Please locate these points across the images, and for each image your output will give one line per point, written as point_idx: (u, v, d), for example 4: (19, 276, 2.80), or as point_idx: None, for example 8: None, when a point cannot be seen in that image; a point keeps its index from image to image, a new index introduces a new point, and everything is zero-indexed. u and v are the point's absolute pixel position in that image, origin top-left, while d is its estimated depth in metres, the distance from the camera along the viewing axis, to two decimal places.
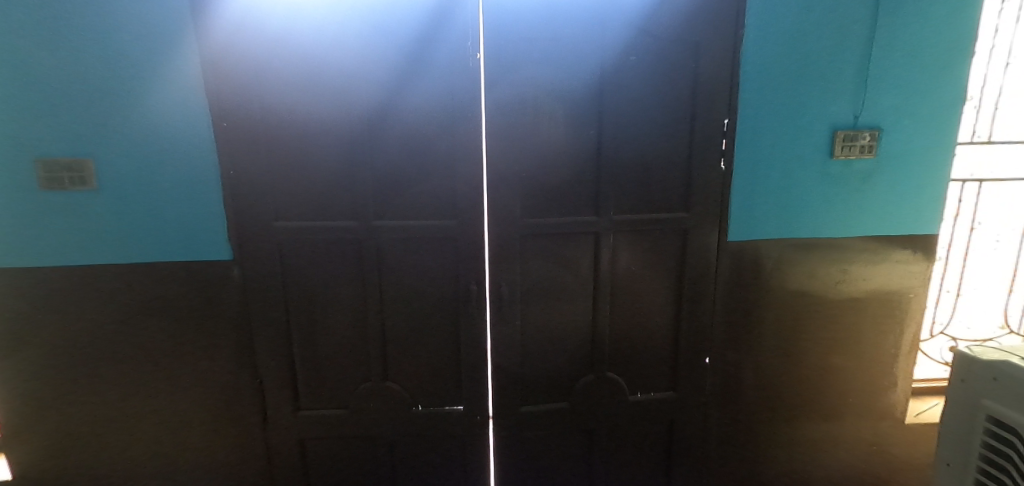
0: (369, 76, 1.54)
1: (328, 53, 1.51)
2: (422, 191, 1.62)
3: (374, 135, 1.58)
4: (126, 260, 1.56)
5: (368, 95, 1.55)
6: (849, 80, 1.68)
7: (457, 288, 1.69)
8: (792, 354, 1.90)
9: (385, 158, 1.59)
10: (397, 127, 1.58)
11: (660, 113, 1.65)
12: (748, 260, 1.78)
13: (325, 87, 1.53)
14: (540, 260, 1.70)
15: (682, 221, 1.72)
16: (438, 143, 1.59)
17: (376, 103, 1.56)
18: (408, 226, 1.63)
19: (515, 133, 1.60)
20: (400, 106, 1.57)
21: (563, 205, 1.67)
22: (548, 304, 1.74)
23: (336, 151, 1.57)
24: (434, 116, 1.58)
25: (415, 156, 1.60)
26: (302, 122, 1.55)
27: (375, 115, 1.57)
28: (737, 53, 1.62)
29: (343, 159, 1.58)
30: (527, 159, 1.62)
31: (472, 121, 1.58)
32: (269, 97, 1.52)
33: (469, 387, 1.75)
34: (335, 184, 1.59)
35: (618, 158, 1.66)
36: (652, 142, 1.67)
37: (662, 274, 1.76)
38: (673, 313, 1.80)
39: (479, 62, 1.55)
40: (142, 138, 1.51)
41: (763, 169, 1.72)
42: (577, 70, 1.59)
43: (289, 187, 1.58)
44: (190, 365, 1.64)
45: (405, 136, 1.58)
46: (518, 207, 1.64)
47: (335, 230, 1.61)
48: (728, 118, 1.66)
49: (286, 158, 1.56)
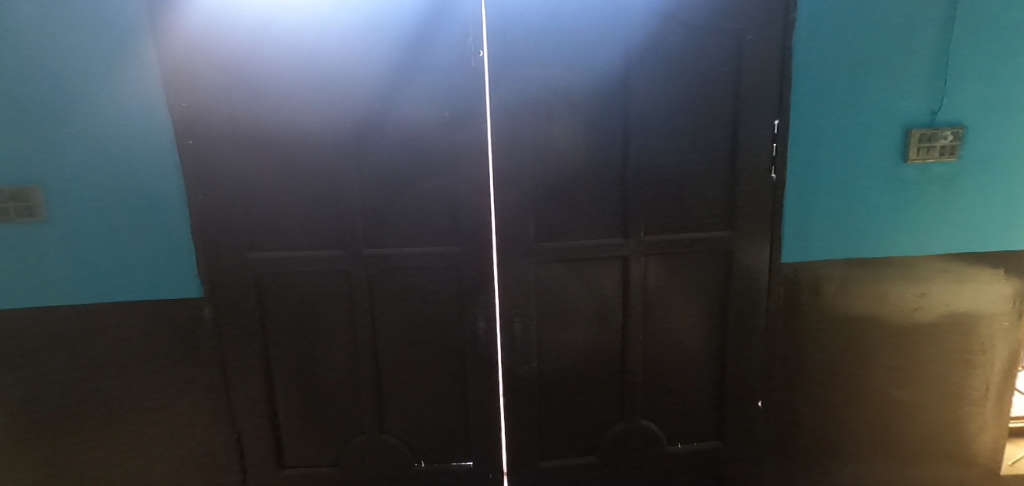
0: (355, 83, 1.32)
1: (307, 56, 1.30)
2: (421, 213, 1.39)
3: (362, 151, 1.36)
4: (83, 301, 1.36)
5: (354, 104, 1.33)
6: (925, 70, 1.41)
7: (464, 326, 1.45)
8: (862, 394, 1.60)
9: (376, 175, 1.37)
10: (389, 140, 1.35)
11: (698, 116, 1.40)
12: (807, 285, 1.50)
13: (304, 97, 1.32)
14: (559, 289, 1.45)
15: (726, 241, 1.46)
16: (438, 157, 1.36)
17: (364, 114, 1.34)
18: (405, 255, 1.40)
19: (527, 143, 1.36)
20: (393, 117, 1.34)
21: (585, 226, 1.42)
22: (570, 341, 1.48)
23: (318, 170, 1.36)
24: (432, 126, 1.35)
25: (410, 172, 1.37)
26: (278, 137, 1.33)
27: (363, 128, 1.34)
28: (788, 42, 1.37)
29: (326, 179, 1.36)
30: (541, 172, 1.38)
31: (477, 131, 1.35)
32: (240, 109, 1.31)
33: (479, 440, 1.50)
34: (317, 208, 1.37)
35: (649, 169, 1.41)
36: (689, 150, 1.41)
37: (704, 303, 1.50)
38: (718, 348, 1.53)
39: (483, 60, 1.32)
40: (99, 159, 1.31)
41: (822, 177, 1.45)
42: (599, 63, 1.35)
43: (266, 213, 1.37)
44: (157, 419, 1.43)
45: (398, 149, 1.36)
46: (532, 228, 1.40)
47: (319, 260, 1.39)
48: (777, 119, 1.41)
49: (263, 180, 1.35)
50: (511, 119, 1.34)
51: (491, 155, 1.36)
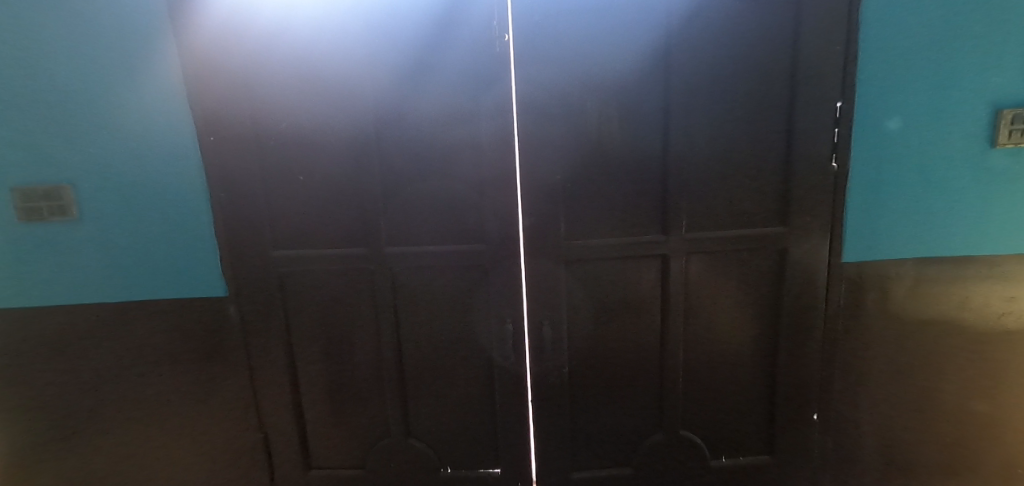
0: (375, 74, 1.25)
1: (325, 46, 1.24)
2: (445, 210, 1.32)
3: (383, 145, 1.29)
4: (114, 299, 1.37)
5: (374, 96, 1.26)
6: (1022, 40, 1.22)
7: (491, 328, 1.37)
8: (940, 410, 1.41)
9: (398, 170, 1.31)
10: (411, 133, 1.28)
11: (749, 99, 1.26)
12: (872, 287, 1.35)
13: (323, 90, 1.26)
14: (592, 290, 1.35)
15: (778, 239, 1.32)
16: (462, 151, 1.28)
17: (385, 106, 1.27)
18: (429, 253, 1.34)
19: (557, 134, 1.27)
20: (415, 108, 1.27)
21: (620, 223, 1.31)
22: (604, 346, 1.39)
23: (338, 165, 1.30)
24: (456, 117, 1.27)
25: (433, 167, 1.30)
26: (297, 132, 1.28)
27: (384, 121, 1.28)
28: (854, 13, 1.21)
29: (347, 174, 1.31)
30: (572, 165, 1.28)
31: (503, 122, 1.26)
32: (259, 104, 1.27)
33: (507, 447, 1.44)
34: (339, 205, 1.33)
35: (692, 159, 1.29)
36: (738, 137, 1.28)
37: (753, 307, 1.36)
38: (769, 356, 1.39)
39: (510, 44, 1.23)
40: (125, 158, 1.31)
41: (892, 166, 1.29)
42: (636, 44, 1.23)
43: (288, 210, 1.33)
44: (188, 416, 1.44)
45: (420, 143, 1.29)
46: (563, 225, 1.31)
47: (342, 259, 1.35)
48: (840, 101, 1.25)
49: (283, 176, 1.31)
50: (539, 108, 1.25)
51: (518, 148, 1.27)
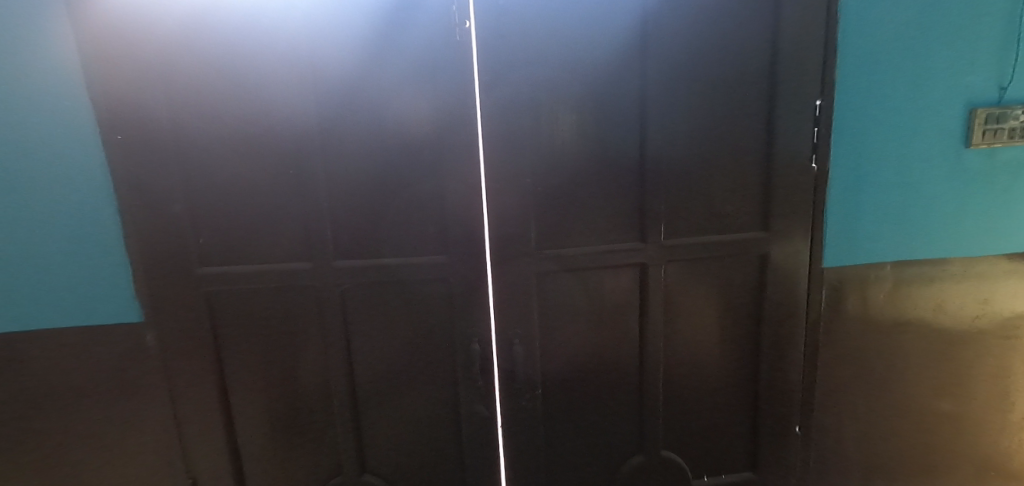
0: (316, 62, 1.09)
1: (257, 29, 1.07)
2: (401, 217, 1.17)
3: (328, 145, 1.13)
4: (10, 327, 1.17)
5: (316, 88, 1.10)
6: (995, 38, 1.20)
7: (454, 348, 1.24)
8: (917, 417, 1.38)
9: (345, 173, 1.14)
10: (359, 131, 1.13)
11: (728, 96, 1.18)
12: (851, 293, 1.30)
13: (255, 80, 1.09)
14: (566, 304, 1.24)
15: (758, 244, 1.25)
16: (419, 150, 1.14)
17: (329, 100, 1.11)
18: (383, 267, 1.19)
19: (525, 132, 1.14)
20: (364, 102, 1.11)
21: (595, 228, 1.20)
22: (579, 363, 1.27)
23: (274, 168, 1.13)
24: (412, 113, 1.12)
25: (387, 169, 1.15)
26: (225, 130, 1.10)
27: (328, 116, 1.12)
28: (832, 7, 1.15)
29: (285, 178, 1.14)
30: (542, 166, 1.16)
31: (465, 118, 1.12)
32: (177, 96, 1.08)
33: (475, 478, 1.31)
34: (277, 214, 1.15)
35: (670, 160, 1.19)
36: (718, 137, 1.20)
37: (734, 316, 1.29)
38: (751, 367, 1.32)
39: (471, 31, 1.10)
40: (13, 162, 1.10)
41: (873, 167, 1.23)
42: (609, 35, 1.13)
43: (215, 220, 1.14)
44: (107, 457, 1.26)
45: (371, 142, 1.13)
46: (533, 232, 1.18)
47: (283, 275, 1.18)
48: (819, 99, 1.19)
49: (208, 180, 1.12)
50: (504, 103, 1.12)
51: (482, 147, 1.14)
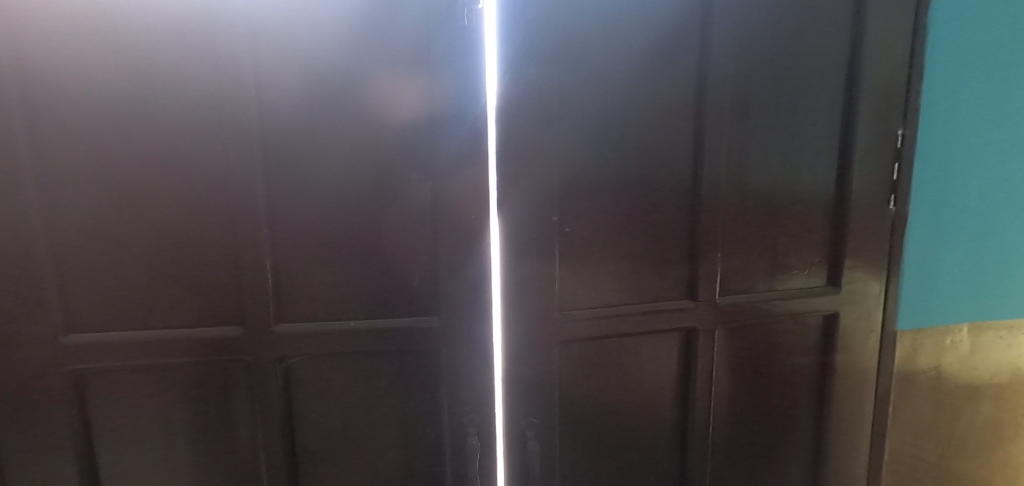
0: (259, 31, 0.75)
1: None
2: (378, 262, 0.85)
3: (272, 152, 0.78)
4: None
5: (257, 68, 0.76)
6: None
7: (441, 439, 0.92)
8: None
9: (302, 200, 0.81)
10: (321, 136, 0.79)
11: (797, 119, 0.95)
12: (925, 361, 1.08)
13: (163, 53, 0.73)
14: (593, 378, 0.95)
15: (824, 303, 1.01)
16: (406, 166, 0.82)
17: (276, 88, 0.77)
18: (349, 334, 0.85)
19: (551, 149, 0.85)
20: (330, 95, 0.78)
21: (633, 280, 0.93)
22: (605, 454, 0.98)
23: (190, 186, 0.77)
24: (398, 113, 0.81)
25: (359, 190, 0.82)
26: (113, 124, 0.74)
27: (272, 112, 0.77)
28: (920, 20, 0.95)
29: (205, 202, 0.78)
30: (570, 197, 0.88)
31: (471, 125, 0.82)
32: (36, 65, 0.71)
33: None
34: (194, 254, 0.80)
35: (729, 199, 0.94)
36: (784, 169, 0.96)
37: (791, 389, 1.04)
38: (807, 449, 1.08)
39: (484, 13, 0.80)
40: None
41: (955, 213, 1.03)
42: (661, 32, 0.87)
43: (97, 259, 0.77)
44: None
45: (342, 158, 0.80)
46: (555, 284, 0.89)
47: (199, 345, 0.82)
48: (901, 129, 0.98)
49: (85, 200, 0.75)
50: (525, 107, 0.83)
51: (492, 164, 0.84)
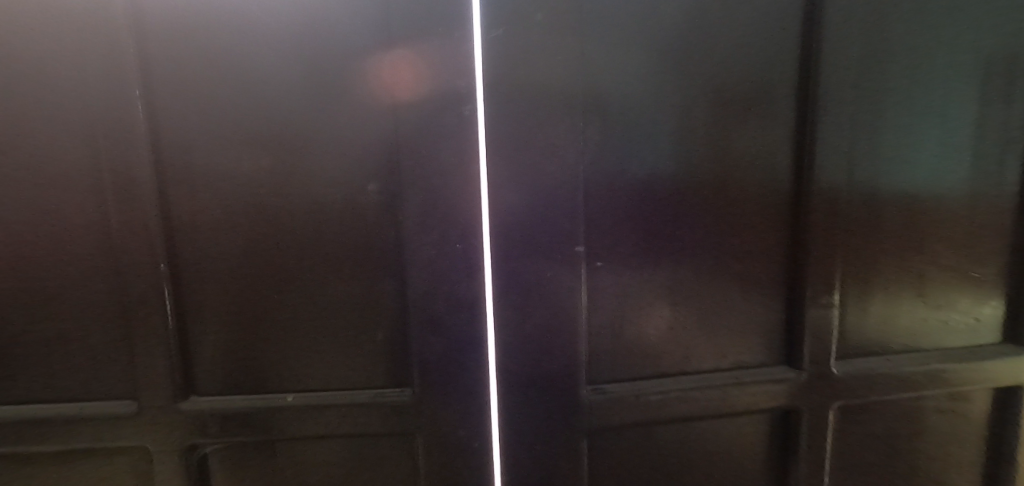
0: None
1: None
2: (323, 314, 0.59)
3: (166, 148, 0.54)
4: None
5: (140, 13, 0.52)
6: None
7: None
8: None
9: (274, 254, 0.57)
10: (240, 116, 0.54)
11: (965, 93, 0.61)
12: None
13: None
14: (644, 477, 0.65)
15: (998, 369, 0.67)
16: (360, 161, 0.56)
17: (173, 43, 0.52)
18: (288, 414, 0.60)
19: (575, 141, 0.56)
20: (257, 52, 0.53)
21: (696, 336, 0.63)
22: None
23: (51, 197, 0.54)
24: (350, 80, 0.54)
25: (297, 197, 0.56)
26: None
27: (165, 81, 0.53)
28: None
29: (73, 223, 0.55)
30: (601, 216, 0.59)
31: (454, 102, 0.54)
32: None
33: None
34: (64, 298, 0.56)
35: (852, 216, 0.62)
36: (940, 170, 0.63)
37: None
38: None
39: None
40: None
41: None
42: None
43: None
44: None
45: (329, 194, 0.56)
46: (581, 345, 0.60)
47: (75, 429, 0.58)
48: None
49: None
50: (536, 74, 0.55)
51: (486, 160, 0.56)
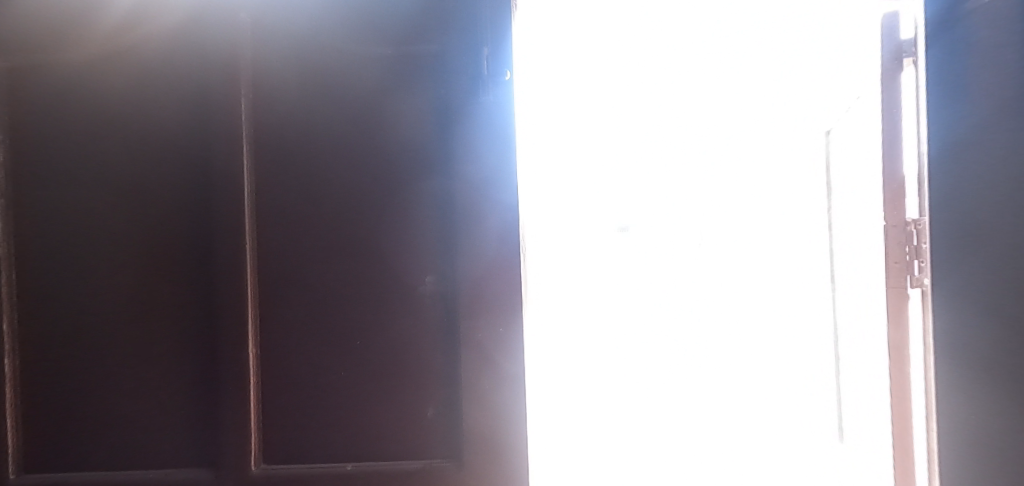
0: (271, 100, 0.76)
1: (180, 69, 0.75)
2: (382, 369, 0.76)
3: (271, 257, 0.75)
4: None
5: (261, 170, 0.75)
6: None
7: None
8: None
9: (340, 335, 0.76)
10: (336, 201, 0.76)
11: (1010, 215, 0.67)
12: None
13: (162, 148, 0.75)
14: None
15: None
16: (417, 237, 0.76)
17: (289, 187, 0.76)
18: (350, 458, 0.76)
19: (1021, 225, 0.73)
20: (344, 154, 0.75)
21: None
22: None
23: (171, 297, 0.75)
24: (412, 205, 0.76)
25: (370, 283, 0.76)
26: (108, 221, 0.75)
27: (275, 212, 0.75)
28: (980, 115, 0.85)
29: (186, 318, 0.75)
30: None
31: (479, 221, 0.75)
32: (114, 178, 0.75)
33: None
34: (199, 360, 0.75)
35: None
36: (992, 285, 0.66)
37: None
38: None
39: (487, 118, 0.76)
40: None
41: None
42: None
43: (78, 367, 0.75)
44: None
45: (387, 292, 0.76)
46: None
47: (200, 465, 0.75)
48: None
49: (74, 302, 0.75)
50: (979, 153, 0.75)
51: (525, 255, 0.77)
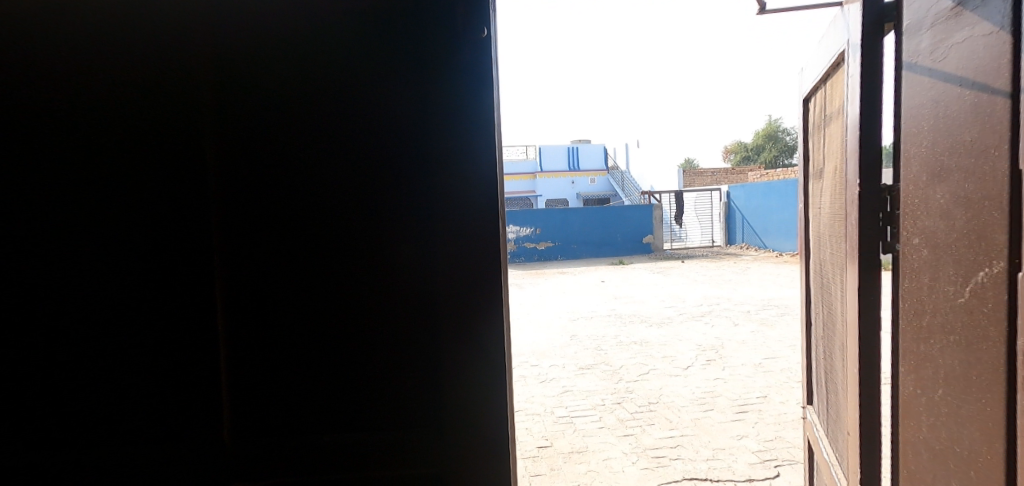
0: (236, 52, 0.71)
1: (125, 29, 0.69)
2: (356, 335, 0.75)
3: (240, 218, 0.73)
4: None
5: (224, 125, 0.72)
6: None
7: None
8: None
9: (312, 301, 0.74)
10: (306, 160, 0.73)
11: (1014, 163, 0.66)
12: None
13: (110, 115, 0.70)
14: None
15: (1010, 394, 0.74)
16: (392, 208, 0.74)
17: (253, 145, 0.72)
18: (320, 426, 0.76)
19: None
20: (315, 122, 0.72)
21: None
22: None
23: (132, 264, 0.71)
24: (385, 164, 0.73)
25: (343, 247, 0.74)
26: (55, 188, 0.70)
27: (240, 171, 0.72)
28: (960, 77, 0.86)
29: (146, 294, 0.72)
30: None
31: (454, 182, 0.74)
32: (72, 125, 0.70)
33: None
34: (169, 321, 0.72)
35: None
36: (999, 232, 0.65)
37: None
38: None
39: (467, 76, 0.73)
40: None
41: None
42: None
43: (29, 346, 0.71)
44: None
45: (360, 255, 0.74)
46: None
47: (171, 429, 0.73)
48: (977, 180, 0.83)
49: (20, 274, 0.70)
50: None
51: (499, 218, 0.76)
